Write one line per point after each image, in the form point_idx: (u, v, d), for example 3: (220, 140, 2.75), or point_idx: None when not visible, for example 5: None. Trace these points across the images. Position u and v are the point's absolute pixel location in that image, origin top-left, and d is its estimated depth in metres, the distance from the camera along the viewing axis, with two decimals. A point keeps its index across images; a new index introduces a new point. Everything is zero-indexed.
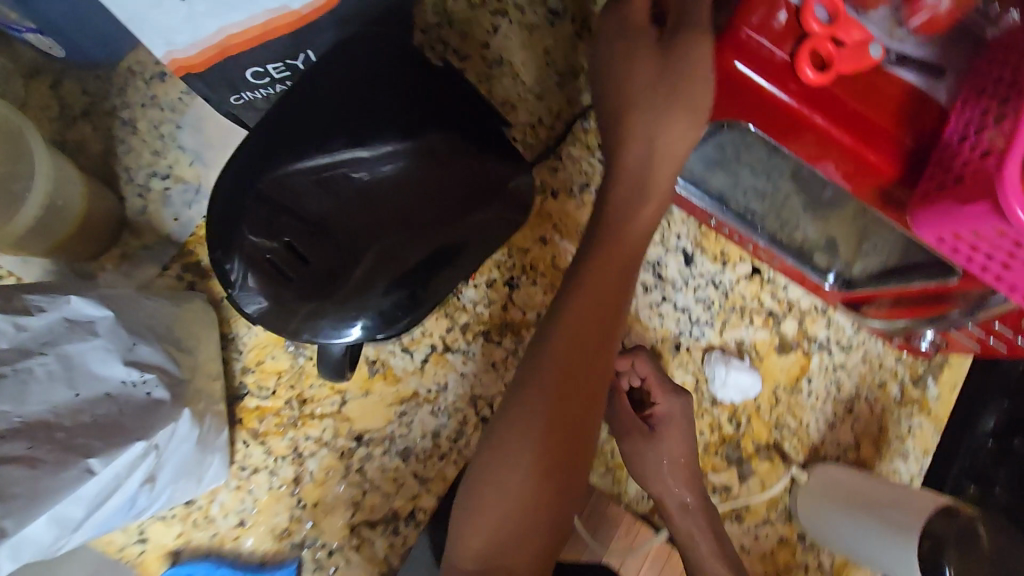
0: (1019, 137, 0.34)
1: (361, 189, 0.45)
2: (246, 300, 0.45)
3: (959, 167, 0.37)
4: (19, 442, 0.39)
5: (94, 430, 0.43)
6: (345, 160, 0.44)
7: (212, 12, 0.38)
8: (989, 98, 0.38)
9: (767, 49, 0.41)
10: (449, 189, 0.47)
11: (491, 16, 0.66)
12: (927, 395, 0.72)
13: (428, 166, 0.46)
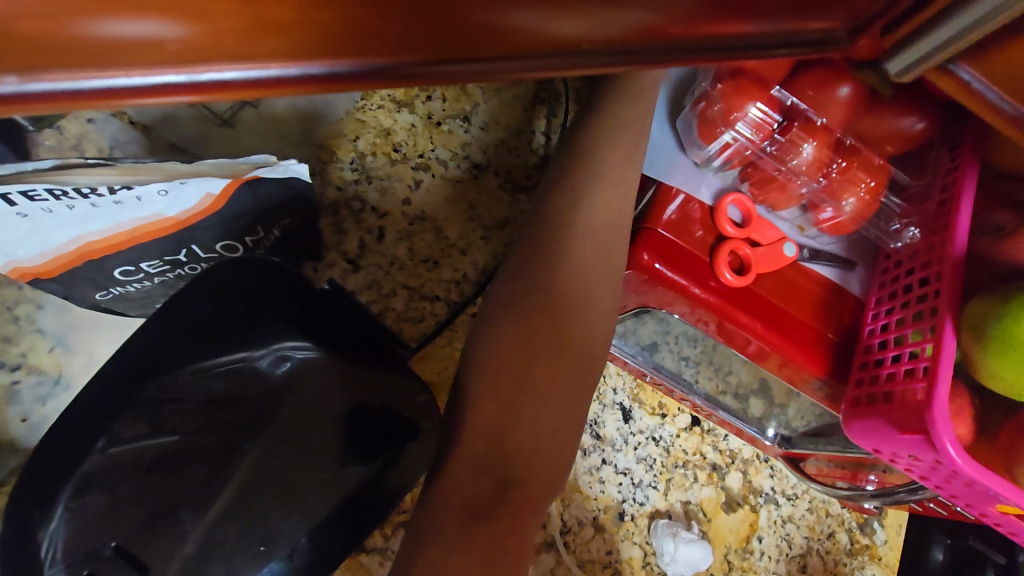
0: (943, 365, 0.33)
1: (258, 391, 0.48)
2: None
3: (886, 380, 0.37)
4: None
5: None
6: (253, 354, 0.48)
7: (63, 226, 0.33)
8: (899, 304, 0.39)
9: (688, 245, 0.41)
10: (338, 392, 0.49)
11: (411, 171, 0.65)
12: (875, 541, 0.69)
13: (338, 367, 0.49)
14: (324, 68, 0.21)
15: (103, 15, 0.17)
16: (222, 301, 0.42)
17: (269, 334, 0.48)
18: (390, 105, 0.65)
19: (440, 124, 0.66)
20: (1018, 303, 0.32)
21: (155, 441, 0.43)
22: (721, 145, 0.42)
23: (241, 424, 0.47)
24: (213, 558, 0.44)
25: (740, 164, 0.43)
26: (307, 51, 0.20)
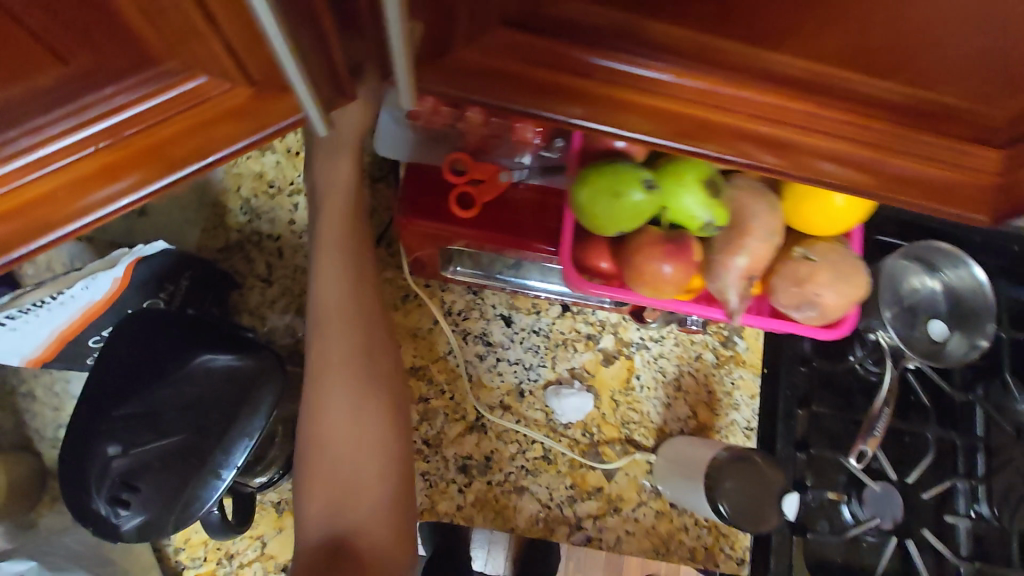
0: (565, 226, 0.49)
1: (194, 384, 0.58)
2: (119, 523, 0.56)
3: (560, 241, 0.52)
4: None
5: None
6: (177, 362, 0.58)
7: (40, 326, 0.53)
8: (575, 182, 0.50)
9: (430, 196, 0.58)
10: (241, 360, 0.57)
11: (288, 199, 0.82)
12: (738, 351, 0.87)
13: (232, 344, 0.58)
14: (176, 173, 0.31)
15: (89, 191, 0.30)
16: (135, 341, 0.57)
17: (173, 350, 0.58)
18: (256, 152, 0.82)
19: (299, 151, 0.83)
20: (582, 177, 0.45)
21: (144, 434, 0.57)
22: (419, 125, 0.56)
23: (188, 411, 0.57)
24: (197, 486, 0.55)
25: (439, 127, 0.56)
26: (164, 168, 0.31)
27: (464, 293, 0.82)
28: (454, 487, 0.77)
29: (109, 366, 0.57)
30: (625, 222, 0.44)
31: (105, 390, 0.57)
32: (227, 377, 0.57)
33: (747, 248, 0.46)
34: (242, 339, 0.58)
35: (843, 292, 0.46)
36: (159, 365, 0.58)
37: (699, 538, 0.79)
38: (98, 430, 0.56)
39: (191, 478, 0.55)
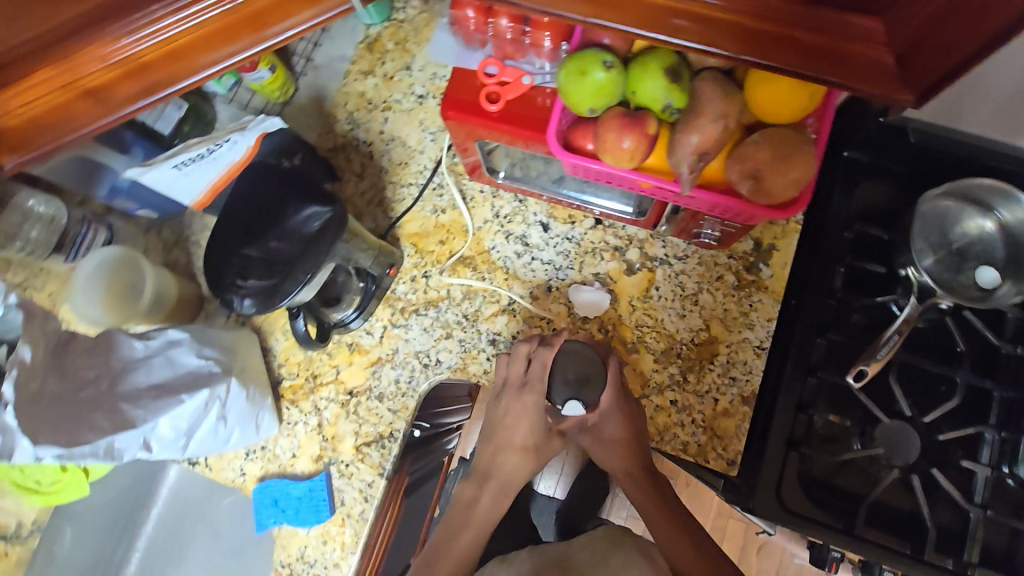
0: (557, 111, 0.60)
1: (286, 227, 0.74)
2: (240, 302, 0.74)
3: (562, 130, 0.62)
4: (152, 392, 0.70)
5: (186, 384, 0.73)
6: (269, 218, 0.75)
7: (199, 175, 0.76)
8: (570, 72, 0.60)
9: (469, 94, 0.70)
10: (319, 209, 0.75)
11: (381, 113, 1.03)
12: (761, 277, 0.91)
13: (314, 199, 0.75)
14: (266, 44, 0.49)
15: (216, 49, 0.49)
16: (252, 197, 0.77)
17: (271, 206, 0.76)
18: (362, 77, 1.04)
19: (394, 77, 1.04)
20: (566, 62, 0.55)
21: (252, 256, 0.75)
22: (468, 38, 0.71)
23: (275, 247, 0.74)
24: (285, 286, 0.73)
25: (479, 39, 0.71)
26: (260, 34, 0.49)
27: (510, 200, 0.97)
28: (484, 354, 0.92)
29: (237, 212, 0.77)
30: (597, 99, 0.55)
31: (231, 230, 0.76)
32: (309, 225, 0.74)
33: (700, 127, 0.53)
34: (316, 195, 0.75)
35: (782, 171, 0.52)
36: (263, 217, 0.76)
37: (693, 435, 0.86)
38: (223, 258, 0.75)
39: (282, 282, 0.73)
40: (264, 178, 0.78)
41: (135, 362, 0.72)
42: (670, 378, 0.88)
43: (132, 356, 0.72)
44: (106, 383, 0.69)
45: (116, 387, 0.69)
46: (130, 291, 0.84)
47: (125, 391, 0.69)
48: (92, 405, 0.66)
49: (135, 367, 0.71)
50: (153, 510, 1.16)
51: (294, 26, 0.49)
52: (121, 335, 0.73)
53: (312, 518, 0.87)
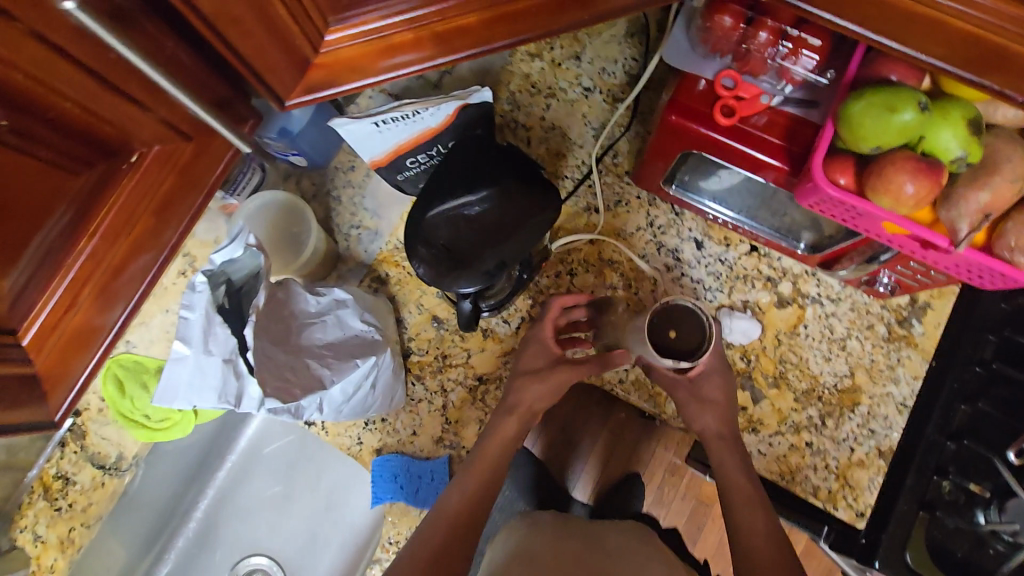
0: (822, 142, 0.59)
1: (486, 210, 0.72)
2: (417, 266, 0.73)
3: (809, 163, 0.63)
4: (328, 354, 0.70)
5: (355, 350, 0.72)
6: (466, 198, 0.72)
7: (393, 134, 0.75)
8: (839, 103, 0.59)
9: (699, 106, 0.69)
10: (521, 199, 0.72)
11: (544, 99, 0.99)
12: (912, 332, 0.89)
13: (520, 189, 0.72)
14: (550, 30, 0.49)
15: (501, 28, 0.48)
16: (452, 163, 0.74)
17: (469, 185, 0.72)
18: (527, 58, 0.99)
19: (562, 64, 0.99)
20: (853, 95, 0.55)
21: (445, 229, 0.73)
22: (708, 47, 0.68)
23: (468, 230, 0.72)
24: (462, 274, 0.72)
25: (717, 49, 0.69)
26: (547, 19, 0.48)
27: (667, 211, 0.94)
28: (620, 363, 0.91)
29: (439, 173, 0.74)
30: (890, 138, 0.54)
31: (433, 189, 0.73)
32: (507, 215, 0.72)
33: (992, 185, 0.53)
34: (518, 183, 0.72)
35: None
36: (458, 193, 0.72)
37: (825, 481, 0.87)
38: (419, 217, 0.73)
39: (464, 268, 0.72)
40: (469, 148, 0.74)
41: (308, 319, 0.71)
42: (809, 420, 0.88)
43: (307, 313, 0.71)
44: (289, 337, 0.68)
45: (297, 344, 0.68)
46: (300, 236, 0.87)
47: (304, 349, 0.69)
48: (291, 360, 0.66)
49: (310, 325, 0.71)
50: (228, 460, 1.13)
51: (511, 40, 0.49)
52: (298, 289, 0.71)
53: (430, 499, 0.86)
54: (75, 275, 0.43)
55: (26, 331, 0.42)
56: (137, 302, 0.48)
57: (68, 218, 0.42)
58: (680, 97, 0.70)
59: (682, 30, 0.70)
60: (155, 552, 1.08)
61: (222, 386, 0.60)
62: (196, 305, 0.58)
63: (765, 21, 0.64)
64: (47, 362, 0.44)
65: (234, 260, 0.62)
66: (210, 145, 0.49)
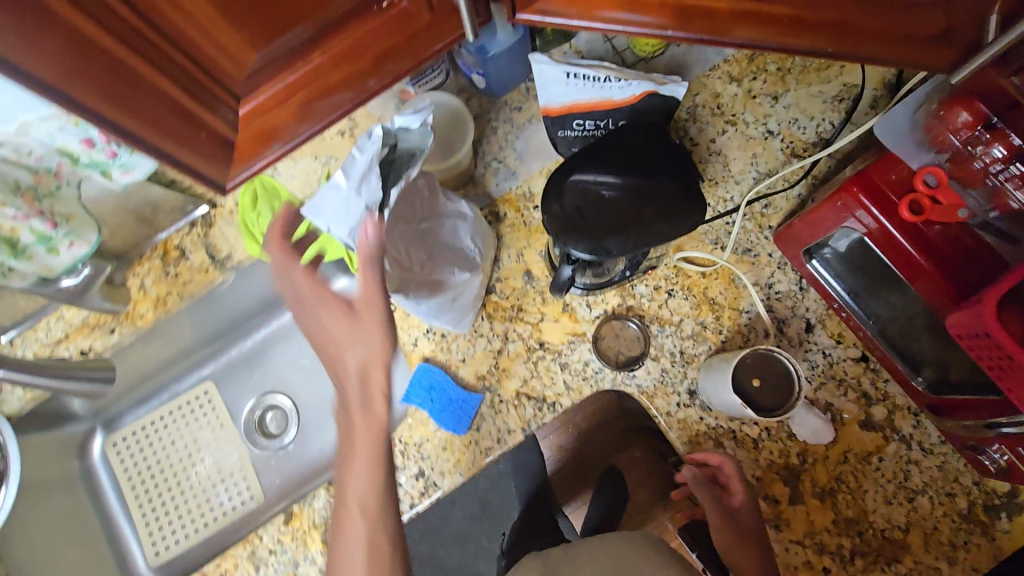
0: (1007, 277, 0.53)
1: (624, 195, 0.72)
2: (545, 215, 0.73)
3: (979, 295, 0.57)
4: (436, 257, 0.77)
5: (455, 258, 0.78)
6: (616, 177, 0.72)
7: (576, 90, 0.77)
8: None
9: (887, 190, 0.65)
10: (668, 200, 0.71)
11: (723, 123, 0.97)
12: (995, 524, 0.80)
13: (671, 189, 0.72)
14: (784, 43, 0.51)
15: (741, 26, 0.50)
16: (619, 136, 0.75)
17: (624, 170, 0.72)
18: (726, 79, 0.98)
19: (756, 98, 0.97)
20: None
21: (583, 192, 0.73)
22: (931, 135, 0.62)
23: (601, 204, 0.72)
24: (575, 237, 0.71)
25: (937, 143, 0.63)
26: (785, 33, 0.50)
27: (793, 281, 0.90)
28: (675, 397, 0.89)
29: (600, 145, 0.74)
30: None
31: (590, 156, 0.74)
32: (647, 208, 0.71)
33: None
34: (672, 185, 0.72)
35: None
36: (609, 171, 0.72)
37: None
38: (564, 175, 0.74)
39: (581, 228, 0.71)
40: (643, 132, 0.75)
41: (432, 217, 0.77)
42: (837, 547, 0.81)
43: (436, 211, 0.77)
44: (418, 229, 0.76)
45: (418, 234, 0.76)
46: (451, 141, 0.92)
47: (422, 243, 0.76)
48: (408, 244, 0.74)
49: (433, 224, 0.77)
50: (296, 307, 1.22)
51: (747, 38, 0.51)
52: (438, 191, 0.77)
53: (449, 423, 0.90)
54: (295, 78, 0.50)
55: (248, 103, 0.51)
56: (327, 125, 0.53)
57: (311, 31, 0.48)
58: (874, 172, 0.66)
59: (911, 110, 0.64)
60: (212, 350, 1.23)
61: (355, 224, 0.65)
62: (367, 148, 0.65)
63: (1009, 132, 0.57)
64: (244, 140, 0.53)
65: (409, 130, 0.70)
66: (447, 23, 0.51)
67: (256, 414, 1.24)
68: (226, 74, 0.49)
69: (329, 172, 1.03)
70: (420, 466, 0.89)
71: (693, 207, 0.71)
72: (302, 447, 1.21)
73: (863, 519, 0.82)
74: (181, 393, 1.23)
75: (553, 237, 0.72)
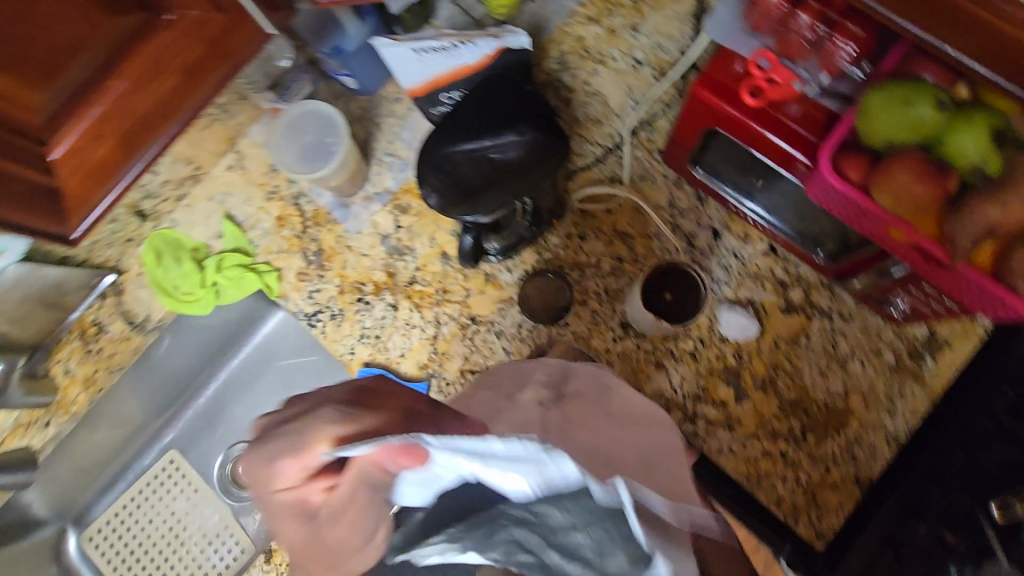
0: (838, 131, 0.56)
1: (500, 154, 0.73)
2: (430, 195, 0.74)
3: None
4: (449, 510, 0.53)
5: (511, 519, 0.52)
6: (490, 138, 0.74)
7: (428, 64, 0.78)
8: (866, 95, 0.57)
9: (729, 84, 0.68)
10: (539, 144, 0.74)
11: (592, 65, 0.99)
12: (922, 367, 0.85)
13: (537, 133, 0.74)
14: None
15: None
16: (482, 101, 0.77)
17: (494, 130, 0.74)
18: (585, 22, 1.00)
19: (617, 33, 0.99)
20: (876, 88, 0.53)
21: (460, 161, 0.74)
22: (753, 22, 0.66)
23: (482, 168, 0.73)
24: (466, 204, 0.73)
25: (760, 28, 0.66)
26: None
27: (691, 195, 0.93)
28: (610, 333, 0.91)
29: (461, 113, 0.76)
30: (899, 131, 0.51)
31: (455, 125, 0.75)
32: (523, 159, 0.73)
33: (1004, 203, 0.47)
34: (538, 128, 0.74)
35: None
36: (483, 134, 0.74)
37: (792, 493, 0.85)
38: (436, 149, 0.75)
39: (469, 196, 0.73)
40: (500, 87, 0.76)
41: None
42: (789, 430, 0.86)
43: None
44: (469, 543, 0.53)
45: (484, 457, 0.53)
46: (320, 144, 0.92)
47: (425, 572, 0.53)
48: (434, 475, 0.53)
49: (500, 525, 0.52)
50: (241, 351, 1.20)
51: None
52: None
53: None
54: (101, 113, 0.53)
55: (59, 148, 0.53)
56: (163, 145, 0.59)
57: (103, 62, 0.52)
58: (714, 71, 0.69)
59: (731, 6, 0.68)
60: (166, 418, 1.21)
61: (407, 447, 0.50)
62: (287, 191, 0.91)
63: None
64: (72, 182, 0.55)
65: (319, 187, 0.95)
66: (239, 29, 0.59)
67: (228, 468, 1.20)
68: (19, 119, 0.50)
69: (228, 209, 1.02)
70: None
71: (558, 141, 0.74)
72: None
73: (806, 397, 0.86)
74: (148, 471, 1.20)
75: (445, 213, 0.74)
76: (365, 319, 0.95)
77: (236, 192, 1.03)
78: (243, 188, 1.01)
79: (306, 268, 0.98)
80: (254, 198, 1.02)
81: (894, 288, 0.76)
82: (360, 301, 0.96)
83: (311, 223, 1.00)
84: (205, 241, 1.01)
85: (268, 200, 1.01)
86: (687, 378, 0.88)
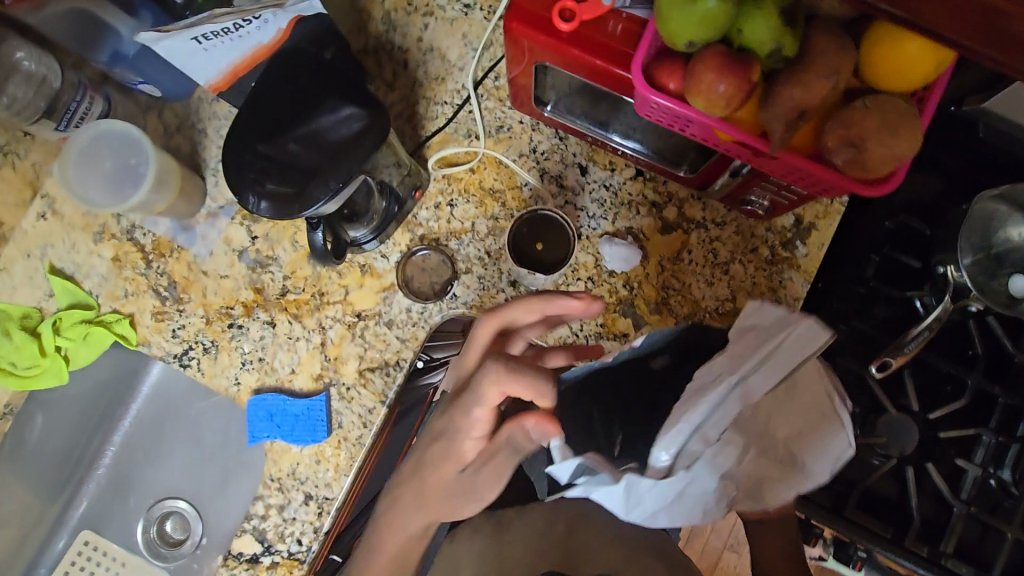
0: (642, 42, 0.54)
1: (325, 133, 0.67)
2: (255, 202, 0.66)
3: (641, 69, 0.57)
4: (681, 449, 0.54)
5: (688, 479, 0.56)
6: (311, 120, 0.67)
7: (216, 51, 0.67)
8: None
9: (540, 10, 0.64)
10: (365, 110, 0.67)
11: (421, 18, 0.92)
12: (796, 255, 0.87)
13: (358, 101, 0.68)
14: None
15: None
16: (293, 79, 0.69)
17: (314, 106, 0.68)
18: None
19: None
20: None
21: (287, 152, 0.67)
22: None
23: (312, 154, 0.67)
24: (299, 202, 0.65)
25: None
26: None
27: (551, 136, 0.90)
28: (502, 295, 0.88)
29: (268, 100, 0.69)
30: (697, 31, 0.48)
31: (268, 116, 0.68)
32: (347, 135, 0.66)
33: (806, 81, 0.48)
34: (360, 95, 0.68)
35: (886, 143, 0.47)
36: (302, 118, 0.68)
37: None
38: (256, 145, 0.68)
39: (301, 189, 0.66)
40: (307, 61, 0.69)
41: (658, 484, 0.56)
42: None
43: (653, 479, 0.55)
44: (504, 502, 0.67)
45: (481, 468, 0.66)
46: (127, 173, 0.79)
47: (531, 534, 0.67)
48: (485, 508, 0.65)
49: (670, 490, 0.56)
50: (131, 408, 1.11)
51: None
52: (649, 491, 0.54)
53: (309, 436, 0.85)
54: None
55: None
56: None
57: None
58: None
59: None
60: (63, 501, 1.10)
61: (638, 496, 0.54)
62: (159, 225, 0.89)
63: None
64: None
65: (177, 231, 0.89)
66: None
67: (152, 531, 1.10)
68: None
69: (52, 263, 0.89)
70: (304, 491, 0.85)
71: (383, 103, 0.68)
72: (213, 534, 1.08)
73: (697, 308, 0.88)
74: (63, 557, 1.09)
75: (280, 218, 0.66)
76: (242, 345, 0.88)
77: (58, 240, 0.90)
78: (64, 235, 0.89)
79: (161, 305, 0.88)
80: (80, 243, 0.89)
81: (748, 186, 0.77)
82: (232, 326, 0.88)
83: (154, 255, 0.89)
84: (36, 303, 0.88)
85: (97, 243, 0.89)
86: (586, 321, 0.87)
